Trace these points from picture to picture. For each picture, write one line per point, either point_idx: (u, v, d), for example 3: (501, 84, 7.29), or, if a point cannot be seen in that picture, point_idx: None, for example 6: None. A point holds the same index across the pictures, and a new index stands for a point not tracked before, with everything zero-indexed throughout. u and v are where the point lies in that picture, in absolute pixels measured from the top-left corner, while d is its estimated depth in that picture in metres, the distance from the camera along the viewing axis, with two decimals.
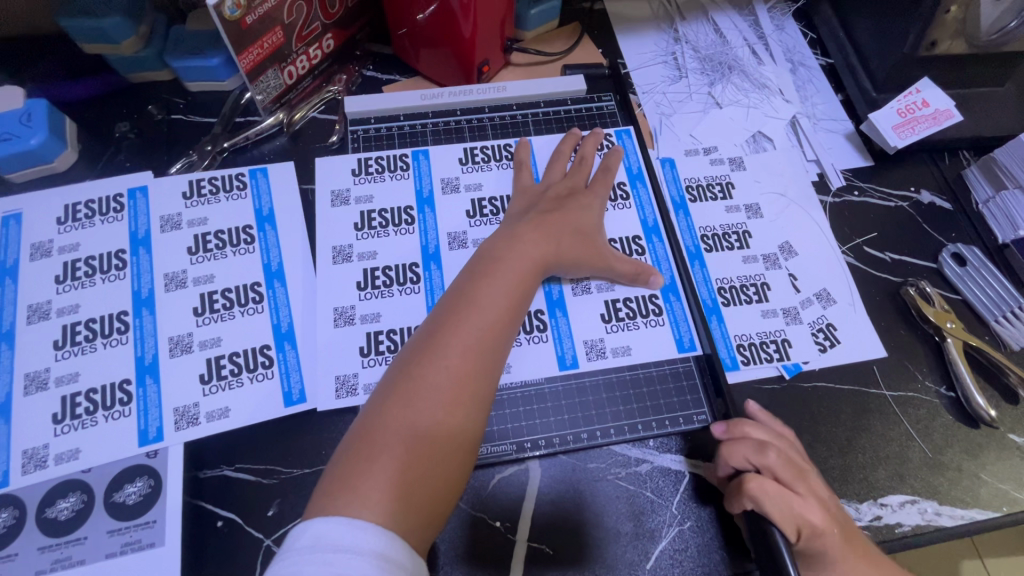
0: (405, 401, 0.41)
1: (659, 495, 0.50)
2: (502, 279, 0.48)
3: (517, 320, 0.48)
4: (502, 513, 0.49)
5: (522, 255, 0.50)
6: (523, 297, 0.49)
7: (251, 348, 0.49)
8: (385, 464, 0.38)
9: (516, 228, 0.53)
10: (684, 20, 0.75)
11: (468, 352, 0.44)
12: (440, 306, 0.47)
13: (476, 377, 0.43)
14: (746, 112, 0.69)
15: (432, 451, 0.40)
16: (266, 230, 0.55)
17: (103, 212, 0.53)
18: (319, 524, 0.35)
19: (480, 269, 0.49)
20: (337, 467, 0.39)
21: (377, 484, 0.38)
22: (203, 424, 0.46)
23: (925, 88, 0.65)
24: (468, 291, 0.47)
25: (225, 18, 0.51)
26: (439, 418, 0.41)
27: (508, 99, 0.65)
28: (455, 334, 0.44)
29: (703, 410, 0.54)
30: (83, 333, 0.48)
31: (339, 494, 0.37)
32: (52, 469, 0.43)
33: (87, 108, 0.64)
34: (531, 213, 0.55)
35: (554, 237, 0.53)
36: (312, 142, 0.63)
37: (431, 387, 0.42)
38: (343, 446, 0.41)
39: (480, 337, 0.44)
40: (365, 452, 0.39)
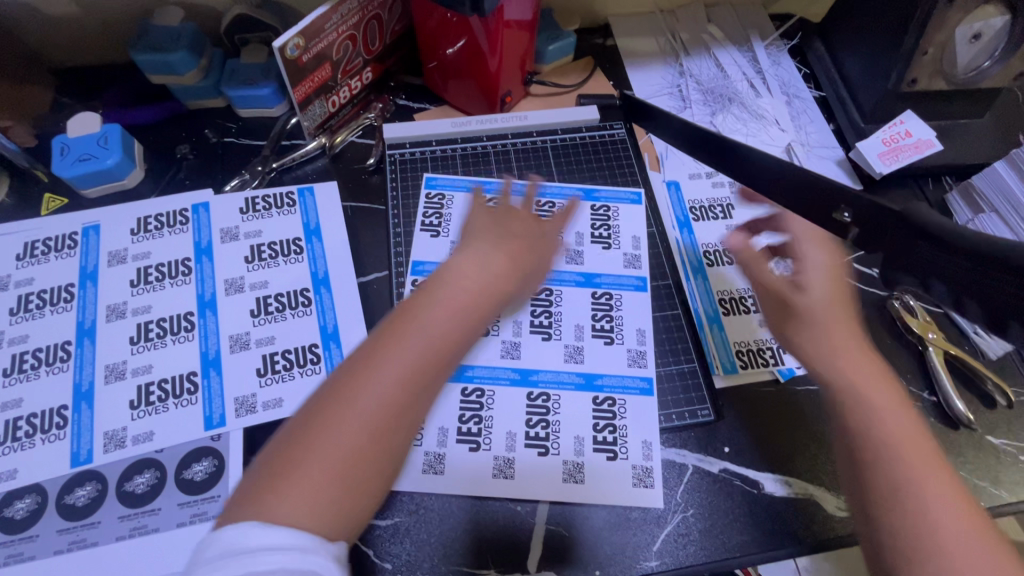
0: (343, 412, 0.41)
1: (640, 483, 0.55)
2: (454, 306, 0.47)
3: (462, 348, 0.47)
4: (496, 496, 0.54)
5: (480, 282, 0.49)
6: (471, 327, 0.47)
7: (301, 346, 0.56)
8: (310, 475, 0.38)
9: (481, 251, 0.51)
10: (688, 56, 0.82)
11: (407, 379, 0.43)
12: (386, 321, 0.46)
13: (411, 405, 0.43)
14: (745, 139, 0.75)
15: (355, 470, 0.40)
16: (313, 242, 0.62)
17: (171, 224, 0.60)
18: (248, 522, 0.35)
19: (438, 284, 0.48)
20: (258, 470, 0.39)
21: (302, 493, 0.38)
22: (260, 411, 0.52)
23: (909, 120, 0.71)
24: (420, 307, 0.46)
25: (285, 57, 0.59)
26: (372, 433, 0.41)
27: (529, 127, 0.72)
28: (399, 355, 0.43)
29: (706, 406, 0.59)
30: (155, 330, 0.54)
31: (263, 497, 0.37)
32: (130, 448, 0.49)
33: (151, 132, 0.71)
34: (500, 232, 0.54)
35: (520, 260, 0.53)
36: (351, 164, 0.70)
37: (358, 410, 0.41)
38: (272, 445, 0.40)
39: (426, 358, 0.44)
40: (289, 458, 0.39)
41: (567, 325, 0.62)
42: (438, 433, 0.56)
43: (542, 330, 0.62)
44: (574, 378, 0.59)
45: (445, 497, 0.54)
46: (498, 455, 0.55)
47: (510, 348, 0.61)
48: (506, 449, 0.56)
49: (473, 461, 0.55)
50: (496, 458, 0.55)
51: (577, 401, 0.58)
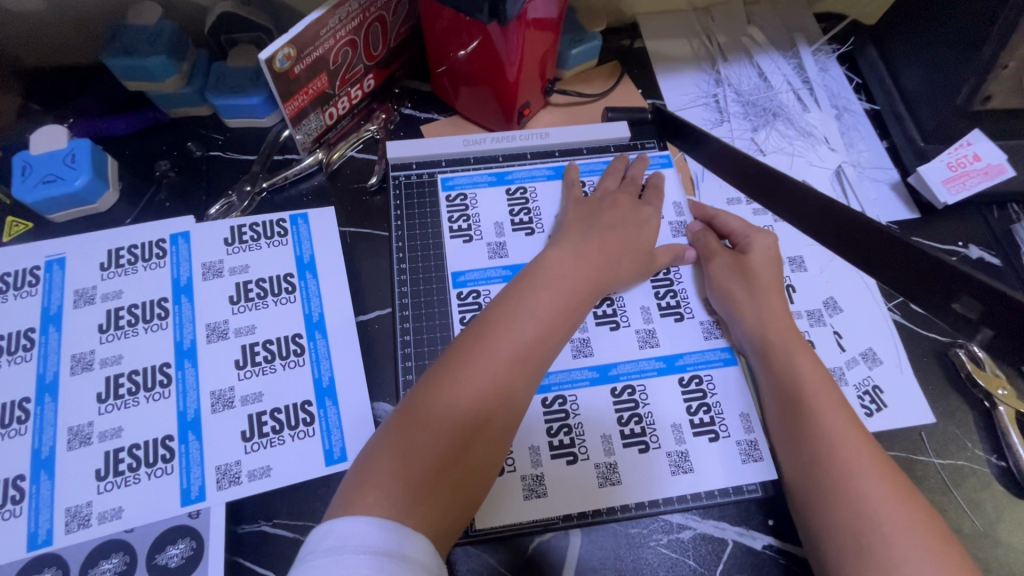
0: (445, 404, 0.40)
1: (749, 458, 0.52)
2: (557, 291, 0.47)
3: (565, 334, 0.47)
4: (610, 502, 0.50)
5: (578, 272, 0.49)
6: (574, 315, 0.47)
7: (296, 404, 0.49)
8: (420, 463, 0.38)
9: (575, 243, 0.52)
10: (726, 61, 0.74)
11: (515, 364, 0.43)
12: (487, 309, 0.46)
13: (521, 388, 0.43)
14: (791, 160, 0.68)
15: (463, 456, 0.39)
16: (307, 279, 0.54)
17: (145, 258, 0.53)
18: (345, 522, 0.34)
19: (534, 279, 0.48)
20: (370, 457, 0.39)
21: (411, 481, 0.37)
22: (245, 483, 0.46)
23: (976, 141, 0.62)
24: (521, 301, 0.46)
25: (275, 70, 0.51)
26: (474, 426, 0.40)
27: (551, 145, 0.64)
28: (506, 340, 0.43)
29: (751, 481, 0.51)
30: (126, 386, 0.48)
31: (371, 487, 0.37)
32: (95, 528, 0.43)
33: (127, 145, 0.64)
34: (591, 224, 0.54)
35: (613, 258, 0.52)
36: (351, 184, 0.63)
37: (461, 406, 0.40)
38: (375, 439, 0.40)
39: (526, 352, 0.43)
40: (397, 447, 0.39)
41: (633, 310, 0.57)
42: (531, 452, 0.50)
43: (609, 319, 0.56)
44: (652, 365, 0.55)
45: (547, 517, 0.49)
46: (595, 462, 0.51)
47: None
48: (575, 467, 0.50)
49: (575, 474, 0.50)
50: (600, 463, 0.51)
51: (664, 386, 0.54)
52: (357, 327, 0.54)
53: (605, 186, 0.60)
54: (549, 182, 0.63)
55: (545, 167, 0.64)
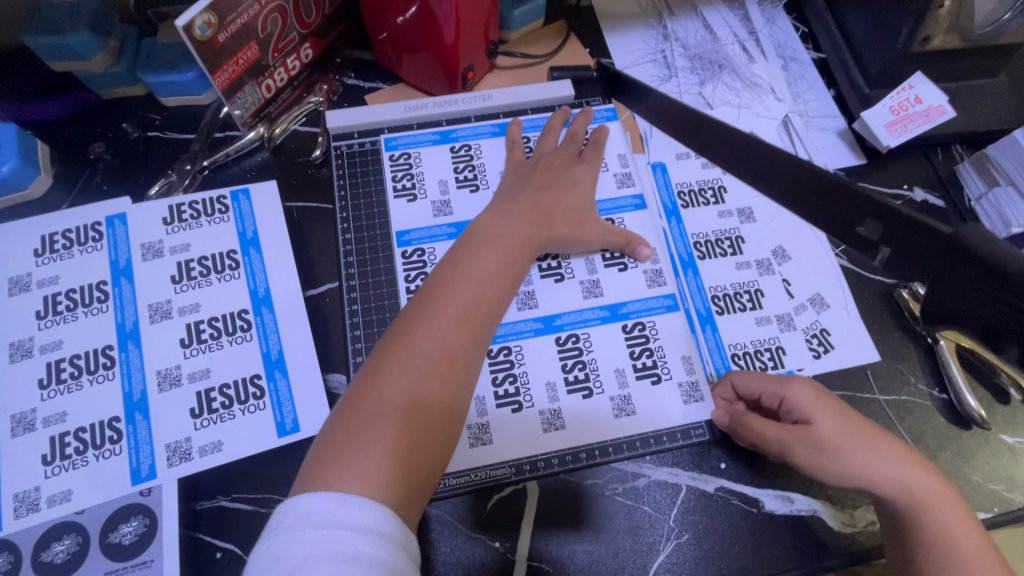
0: (398, 371, 0.40)
1: (690, 398, 0.53)
2: (494, 252, 0.47)
3: (510, 293, 0.47)
4: (558, 450, 0.51)
5: (513, 232, 0.49)
6: (515, 273, 0.48)
7: (254, 378, 0.49)
8: (379, 434, 0.38)
9: (506, 207, 0.52)
10: (673, 16, 0.73)
11: (460, 326, 0.43)
12: (426, 281, 0.46)
13: (470, 349, 0.43)
14: (737, 112, 0.68)
15: (421, 422, 0.39)
16: (251, 255, 0.54)
17: (81, 242, 0.52)
18: (312, 500, 0.34)
19: (472, 242, 0.48)
20: (327, 440, 0.38)
21: (372, 452, 0.37)
22: (196, 458, 0.46)
23: (918, 84, 0.63)
24: (462, 263, 0.46)
25: (196, 39, 0.49)
26: (431, 388, 0.40)
27: (495, 108, 0.64)
28: (448, 305, 0.43)
29: (701, 424, 0.53)
30: (68, 370, 0.47)
31: (332, 465, 0.36)
32: (44, 511, 0.43)
33: (59, 129, 0.62)
34: (520, 188, 0.54)
35: (546, 217, 0.52)
36: (294, 157, 0.62)
37: (414, 371, 0.40)
38: (334, 418, 0.40)
39: (472, 309, 0.44)
40: (353, 424, 0.38)
41: (577, 262, 0.57)
42: (476, 402, 0.51)
43: (554, 272, 0.56)
44: (597, 313, 0.56)
45: (495, 465, 0.50)
46: (538, 408, 0.52)
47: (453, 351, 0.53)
48: (517, 412, 0.51)
49: (519, 422, 0.51)
50: (544, 410, 0.52)
51: (607, 333, 0.55)
52: (307, 299, 0.54)
53: (542, 147, 0.59)
54: (494, 139, 0.63)
55: (490, 124, 0.63)
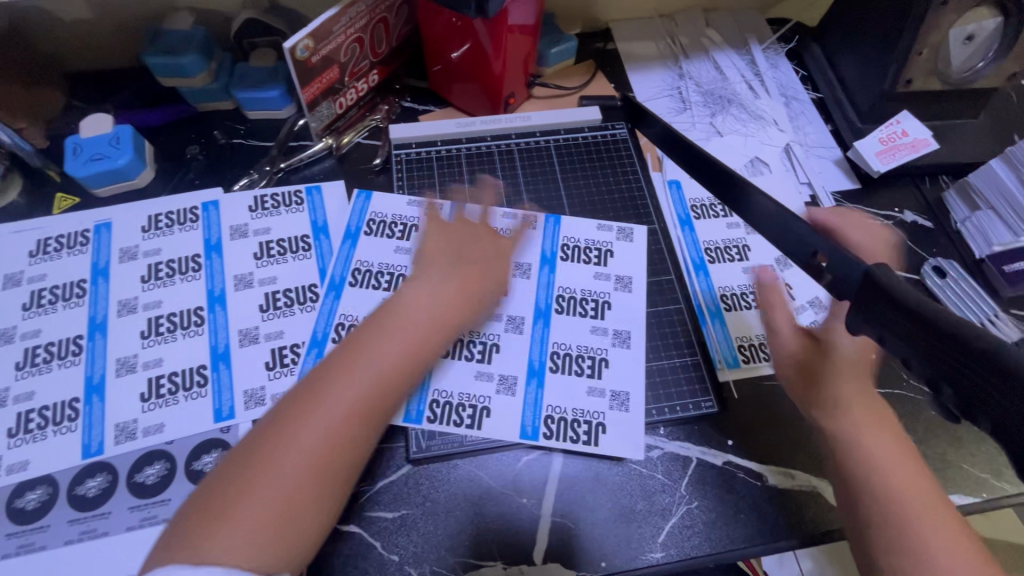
0: (276, 451, 0.41)
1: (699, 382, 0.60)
2: (392, 335, 0.48)
3: (415, 375, 0.48)
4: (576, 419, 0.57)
5: (428, 309, 0.51)
6: (423, 355, 0.49)
7: (351, 323, 0.57)
8: (263, 509, 0.39)
9: (435, 283, 0.53)
10: (687, 59, 0.84)
11: (352, 412, 0.43)
12: (330, 353, 0.47)
13: (359, 433, 0.44)
14: (744, 140, 0.77)
15: (302, 501, 0.40)
16: (321, 240, 0.63)
17: (181, 222, 0.61)
18: (187, 574, 0.35)
19: (373, 320, 0.49)
20: (192, 507, 0.39)
21: (239, 528, 0.38)
22: (269, 404, 0.53)
23: (905, 120, 0.73)
24: (357, 341, 0.47)
25: (296, 59, 0.60)
26: (322, 471, 0.41)
27: (532, 127, 0.74)
28: (344, 388, 0.44)
29: (709, 397, 0.60)
30: (166, 324, 0.55)
31: (206, 535, 0.37)
32: (140, 440, 0.50)
33: (161, 133, 0.72)
34: (453, 259, 0.56)
35: (461, 294, 0.54)
36: (357, 164, 0.71)
37: (302, 452, 0.41)
38: (208, 481, 0.41)
39: (370, 394, 0.45)
40: (229, 497, 0.39)
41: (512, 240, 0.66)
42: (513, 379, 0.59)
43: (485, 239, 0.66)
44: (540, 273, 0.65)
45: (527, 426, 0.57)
46: (603, 389, 0.59)
47: (507, 383, 0.59)
48: (590, 403, 0.58)
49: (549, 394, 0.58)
50: (611, 391, 0.59)
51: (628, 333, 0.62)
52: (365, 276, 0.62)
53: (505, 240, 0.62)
54: (529, 155, 0.73)
55: (527, 141, 0.73)
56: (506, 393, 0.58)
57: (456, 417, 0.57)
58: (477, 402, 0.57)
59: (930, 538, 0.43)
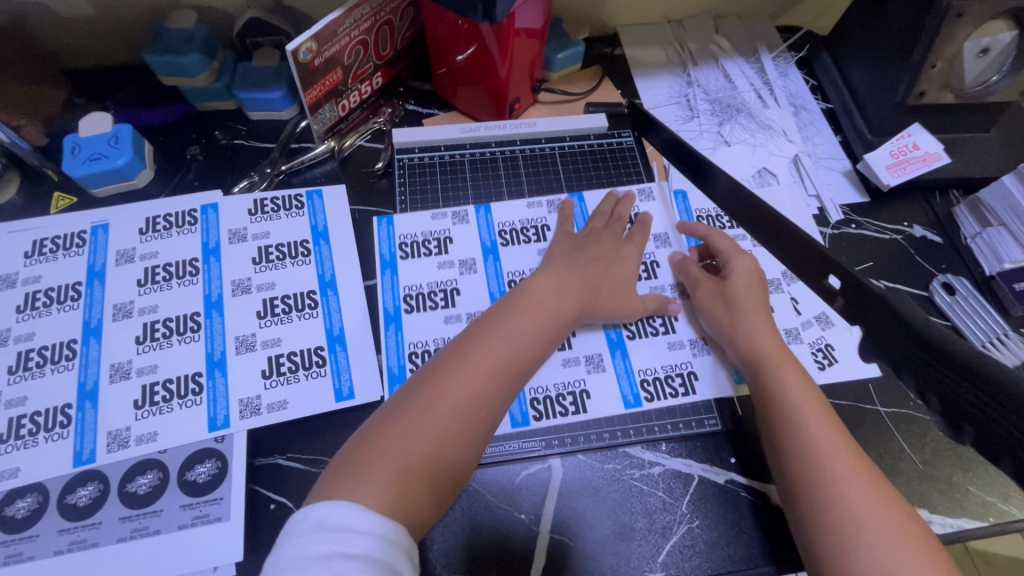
0: (418, 410, 0.46)
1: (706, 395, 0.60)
2: (531, 318, 0.53)
3: (542, 352, 0.53)
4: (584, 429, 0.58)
5: (560, 299, 0.56)
6: (556, 335, 0.55)
7: (418, 292, 0.61)
8: (397, 459, 0.43)
9: (558, 272, 0.59)
10: (696, 66, 0.83)
11: (488, 377, 0.48)
12: (469, 330, 0.52)
13: (490, 396, 0.48)
14: (752, 150, 0.76)
15: (433, 457, 0.44)
16: (321, 245, 0.62)
17: (179, 224, 0.60)
18: (336, 508, 0.39)
19: (516, 302, 0.55)
20: (342, 460, 0.44)
21: (384, 475, 0.42)
22: (265, 413, 0.52)
23: (917, 133, 0.71)
24: (507, 318, 0.53)
25: (298, 61, 0.59)
26: (452, 429, 0.46)
27: (538, 134, 0.73)
28: (481, 357, 0.49)
29: (713, 415, 0.59)
30: (161, 330, 0.54)
31: (352, 477, 0.42)
32: (133, 448, 0.49)
33: (160, 133, 0.71)
34: (574, 256, 0.61)
35: (590, 288, 0.58)
36: (359, 167, 0.70)
37: (440, 409, 0.46)
38: (352, 441, 0.46)
39: (502, 364, 0.50)
40: (378, 446, 0.44)
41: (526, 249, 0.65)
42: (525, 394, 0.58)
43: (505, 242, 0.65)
44: None
45: (526, 439, 0.57)
46: (682, 340, 0.63)
47: (594, 362, 0.61)
48: (674, 356, 0.62)
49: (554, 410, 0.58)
50: (688, 340, 0.63)
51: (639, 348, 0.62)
52: (366, 287, 0.61)
53: (593, 226, 0.65)
54: (534, 162, 0.72)
55: (531, 148, 0.72)
56: (597, 371, 0.60)
57: (560, 408, 0.58)
58: (573, 388, 0.59)
59: (860, 502, 0.43)
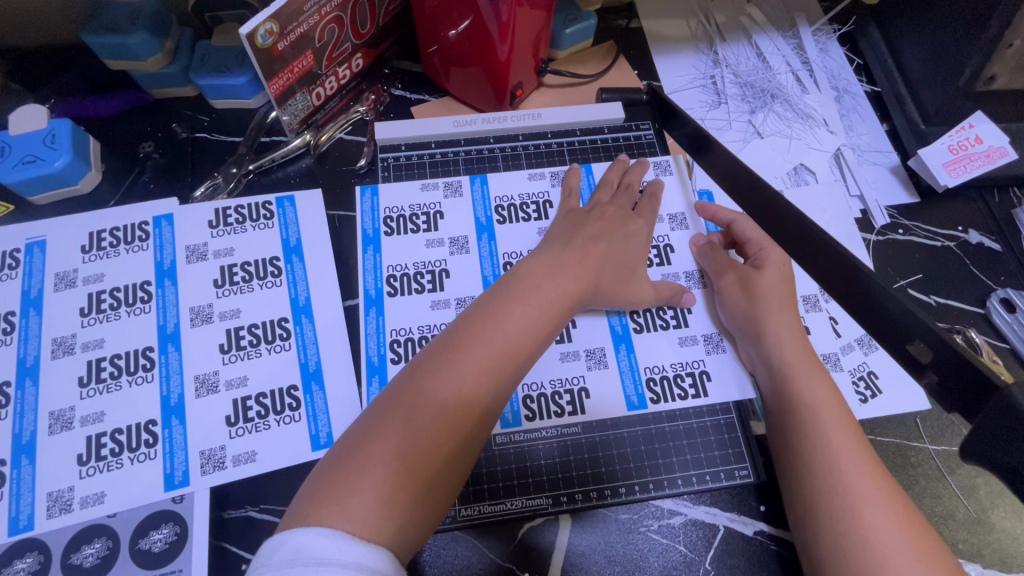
0: (404, 417, 0.38)
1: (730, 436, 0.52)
2: (532, 302, 0.45)
3: (544, 345, 0.45)
4: (595, 480, 0.50)
5: (560, 285, 0.47)
6: (557, 322, 0.46)
7: (403, 273, 0.54)
8: (380, 479, 0.35)
9: (554, 254, 0.50)
10: (724, 41, 0.72)
11: (483, 376, 0.40)
12: (459, 319, 0.44)
13: (487, 400, 0.40)
14: (789, 142, 0.66)
15: (425, 469, 0.37)
16: (293, 262, 0.54)
17: (128, 240, 0.52)
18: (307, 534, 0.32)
19: (514, 285, 0.46)
20: (316, 480, 0.36)
21: (366, 498, 0.34)
22: (230, 468, 0.45)
23: (978, 123, 0.61)
24: (503, 305, 0.44)
25: (257, 47, 0.49)
26: (443, 440, 0.38)
27: (544, 126, 0.63)
28: (475, 352, 0.41)
29: (745, 465, 0.51)
30: (108, 370, 0.47)
31: (325, 502, 0.34)
32: (77, 513, 0.42)
33: (111, 127, 0.62)
34: (572, 236, 0.52)
35: (596, 272, 0.50)
36: (339, 166, 0.61)
37: (428, 415, 0.38)
38: (329, 456, 0.38)
39: (498, 360, 0.41)
40: (358, 461, 0.36)
41: (526, 228, 0.58)
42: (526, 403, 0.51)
43: (500, 215, 0.58)
44: None
45: (531, 495, 0.49)
46: (694, 335, 0.55)
47: (596, 357, 0.54)
48: (685, 354, 0.55)
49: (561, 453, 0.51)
50: (702, 335, 0.55)
51: (650, 347, 0.54)
52: (346, 308, 0.53)
53: (598, 199, 0.58)
54: (539, 160, 0.62)
55: (537, 144, 0.63)
56: (598, 368, 0.53)
57: (555, 407, 0.51)
58: (572, 385, 0.52)
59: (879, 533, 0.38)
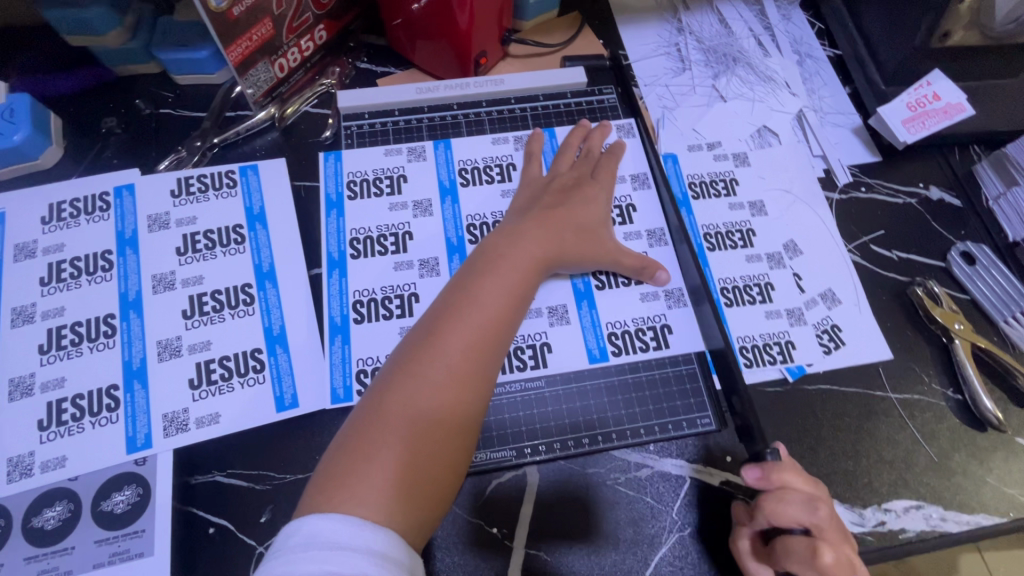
0: (403, 400, 0.38)
1: (689, 388, 0.53)
2: (504, 273, 0.46)
3: (522, 312, 0.46)
4: (562, 434, 0.50)
5: (524, 251, 0.48)
6: (530, 289, 0.47)
7: (366, 236, 0.55)
8: (388, 461, 0.36)
9: (518, 222, 0.51)
10: (688, 10, 0.73)
11: (470, 349, 0.41)
12: (437, 300, 0.44)
13: (477, 371, 0.41)
14: (751, 105, 0.67)
15: (430, 448, 0.37)
16: (257, 230, 0.54)
17: (88, 211, 0.52)
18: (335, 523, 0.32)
19: (482, 262, 0.47)
20: (325, 471, 0.37)
21: (375, 482, 0.35)
22: (193, 430, 0.45)
23: (936, 81, 0.63)
24: (473, 281, 0.45)
25: (212, 11, 0.49)
26: (441, 415, 0.38)
27: (507, 92, 0.64)
28: (458, 327, 0.41)
29: (707, 414, 0.52)
30: (69, 337, 0.47)
31: (337, 488, 0.35)
32: (38, 477, 0.42)
33: (72, 104, 0.62)
34: (533, 205, 0.53)
35: (556, 235, 0.51)
36: (304, 137, 0.61)
37: (424, 396, 0.39)
38: (333, 448, 0.38)
39: (480, 332, 0.42)
40: (364, 448, 0.37)
41: (491, 190, 0.58)
42: None
43: (463, 178, 0.59)
44: None
45: (495, 448, 0.49)
46: (655, 292, 0.56)
47: (558, 314, 0.54)
48: (647, 308, 0.55)
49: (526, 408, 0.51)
50: (663, 291, 0.56)
51: (612, 304, 0.55)
52: (310, 277, 0.53)
53: (558, 167, 0.58)
54: (504, 126, 0.62)
55: (499, 110, 0.63)
56: (561, 324, 0.54)
57: (517, 361, 0.52)
58: (534, 340, 0.53)
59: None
